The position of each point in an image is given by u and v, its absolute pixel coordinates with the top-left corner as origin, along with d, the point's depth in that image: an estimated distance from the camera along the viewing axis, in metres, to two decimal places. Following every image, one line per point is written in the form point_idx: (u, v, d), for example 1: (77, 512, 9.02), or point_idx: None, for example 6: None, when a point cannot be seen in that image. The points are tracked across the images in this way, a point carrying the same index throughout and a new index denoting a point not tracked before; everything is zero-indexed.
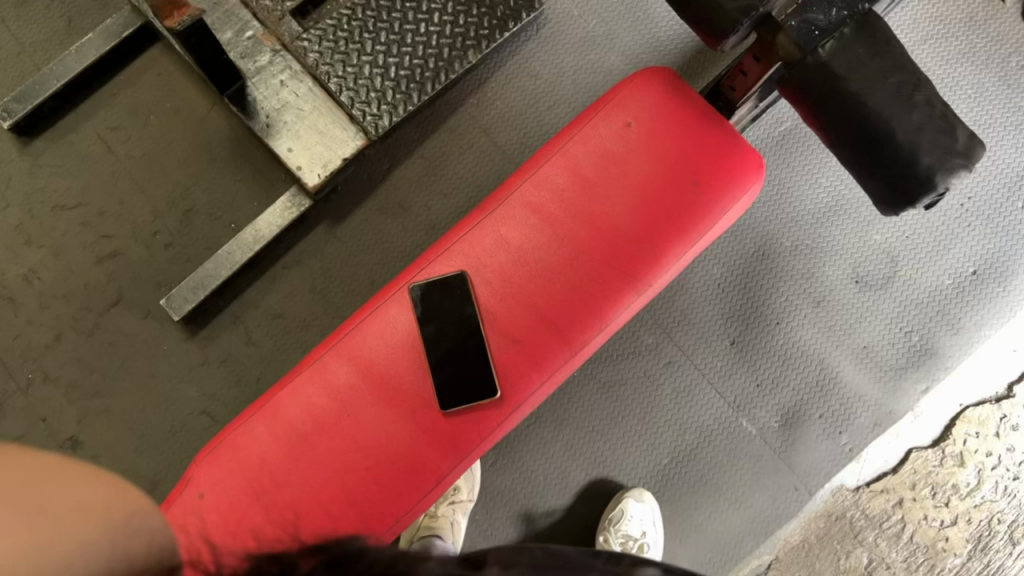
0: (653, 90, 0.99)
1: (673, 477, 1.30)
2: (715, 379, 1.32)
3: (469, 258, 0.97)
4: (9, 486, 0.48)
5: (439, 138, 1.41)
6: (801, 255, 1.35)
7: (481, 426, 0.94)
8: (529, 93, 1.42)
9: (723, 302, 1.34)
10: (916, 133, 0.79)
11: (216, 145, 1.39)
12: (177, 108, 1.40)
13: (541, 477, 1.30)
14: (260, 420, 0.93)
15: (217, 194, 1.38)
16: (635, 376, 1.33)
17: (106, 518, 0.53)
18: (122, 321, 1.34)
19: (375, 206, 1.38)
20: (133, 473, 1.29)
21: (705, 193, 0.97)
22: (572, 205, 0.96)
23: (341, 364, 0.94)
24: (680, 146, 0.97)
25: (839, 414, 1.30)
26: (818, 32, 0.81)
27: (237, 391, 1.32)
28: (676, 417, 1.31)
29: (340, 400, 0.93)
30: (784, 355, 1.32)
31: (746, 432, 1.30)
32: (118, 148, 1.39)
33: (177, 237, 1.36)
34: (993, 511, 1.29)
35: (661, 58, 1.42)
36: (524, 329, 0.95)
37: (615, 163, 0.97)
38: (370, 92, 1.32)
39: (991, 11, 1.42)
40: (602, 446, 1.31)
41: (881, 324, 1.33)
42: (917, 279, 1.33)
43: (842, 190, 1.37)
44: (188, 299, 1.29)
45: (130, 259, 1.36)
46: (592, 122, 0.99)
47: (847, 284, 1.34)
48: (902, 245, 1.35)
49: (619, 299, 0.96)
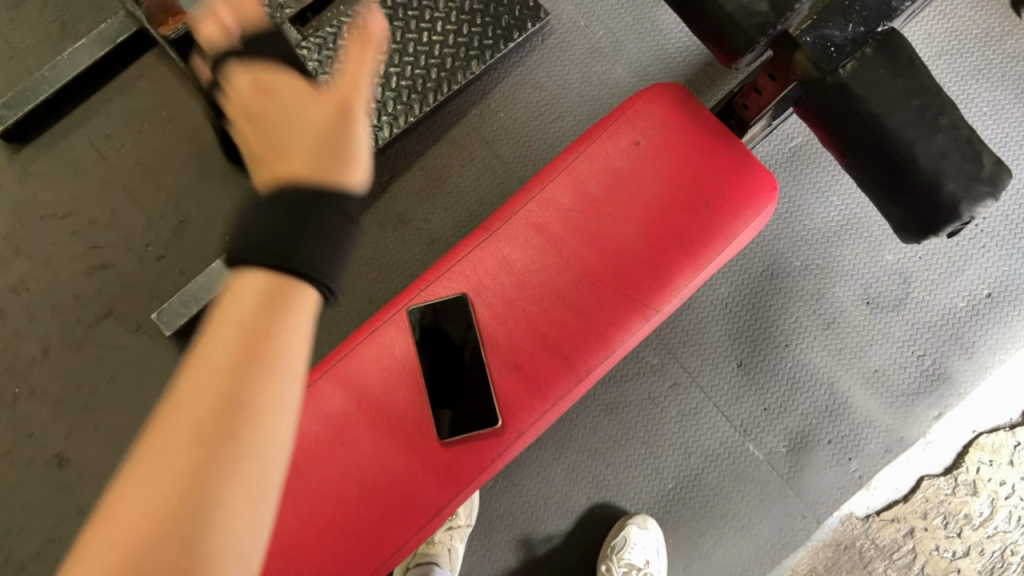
0: (664, 107, 0.96)
1: (676, 502, 1.26)
2: (721, 402, 1.29)
3: (470, 279, 0.94)
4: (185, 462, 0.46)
5: (441, 150, 1.37)
6: (810, 275, 1.31)
7: (481, 457, 0.89)
8: (533, 105, 1.39)
9: (730, 323, 1.31)
10: (939, 159, 0.76)
11: (212, 156, 1.35)
12: (173, 116, 1.36)
13: (541, 501, 1.26)
14: None
15: (212, 205, 1.34)
16: (639, 398, 1.29)
17: (112, 556, 0.43)
18: (113, 335, 1.30)
19: (374, 219, 1.34)
20: None
21: (716, 216, 0.93)
22: (577, 225, 0.93)
23: (335, 390, 0.90)
24: (690, 165, 0.94)
25: (849, 440, 1.26)
26: (832, 48, 0.78)
27: None
28: (681, 441, 1.27)
29: (334, 428, 0.89)
30: (792, 378, 1.29)
31: (753, 457, 1.27)
32: (111, 156, 1.35)
33: (171, 249, 1.33)
34: (1006, 542, 1.26)
35: (669, 71, 1.38)
36: (525, 355, 0.91)
37: (623, 183, 0.94)
38: (371, 102, 1.28)
39: (1008, 27, 1.39)
40: (605, 470, 1.27)
41: (892, 347, 1.29)
42: (929, 301, 1.30)
43: (853, 209, 1.33)
44: (180, 313, 1.25)
45: (121, 270, 1.32)
46: (599, 139, 0.96)
47: (857, 305, 1.30)
48: (914, 266, 1.31)
49: (625, 325, 0.92)
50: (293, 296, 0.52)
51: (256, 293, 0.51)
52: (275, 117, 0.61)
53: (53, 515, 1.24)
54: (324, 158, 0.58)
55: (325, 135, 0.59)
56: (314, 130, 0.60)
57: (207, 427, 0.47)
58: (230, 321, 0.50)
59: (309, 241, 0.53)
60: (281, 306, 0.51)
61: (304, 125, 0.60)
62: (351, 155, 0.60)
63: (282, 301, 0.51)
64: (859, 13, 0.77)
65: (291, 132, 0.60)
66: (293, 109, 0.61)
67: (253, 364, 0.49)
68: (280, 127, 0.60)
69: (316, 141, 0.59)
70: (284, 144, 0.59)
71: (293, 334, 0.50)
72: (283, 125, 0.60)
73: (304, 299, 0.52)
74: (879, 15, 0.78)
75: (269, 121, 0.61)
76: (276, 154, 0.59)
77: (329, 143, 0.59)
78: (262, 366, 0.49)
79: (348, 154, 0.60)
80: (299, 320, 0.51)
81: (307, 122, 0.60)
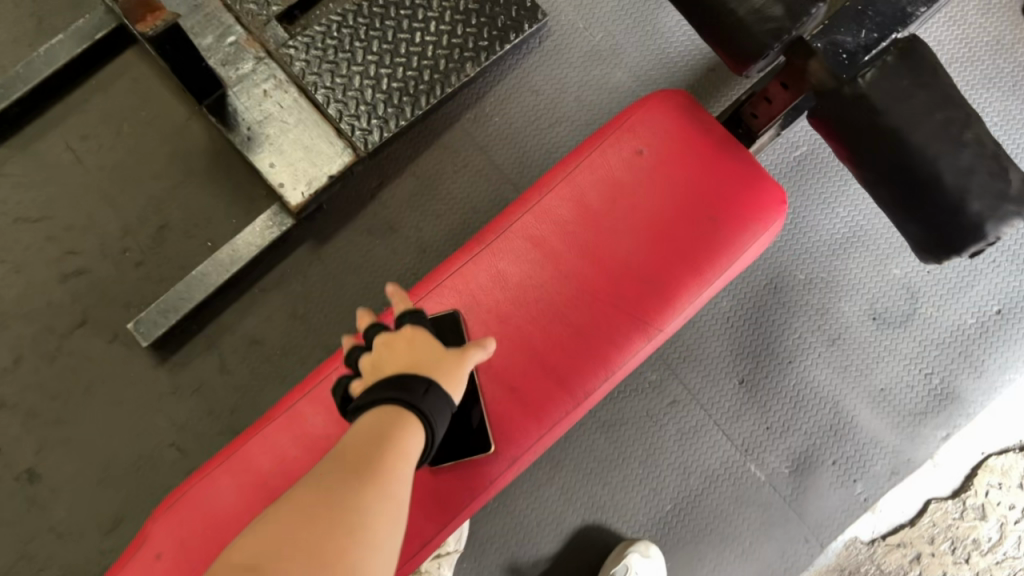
0: (667, 115, 0.91)
1: (674, 525, 1.21)
2: (722, 421, 1.24)
3: (462, 294, 0.88)
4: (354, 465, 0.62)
5: (433, 156, 1.32)
6: (815, 289, 1.27)
7: (472, 484, 0.84)
8: (530, 109, 1.34)
9: (731, 338, 1.26)
10: (965, 175, 0.71)
11: (194, 158, 1.29)
12: (153, 116, 1.31)
13: (534, 523, 1.21)
14: (226, 473, 0.84)
15: (193, 210, 1.28)
16: (636, 416, 1.24)
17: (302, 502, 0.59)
18: (88, 345, 1.24)
19: (363, 225, 1.29)
20: (98, 510, 1.20)
21: (723, 230, 0.88)
22: (576, 239, 0.88)
23: (317, 413, 0.86)
24: (695, 177, 0.89)
25: (854, 461, 1.22)
26: (845, 53, 0.74)
27: (209, 422, 1.23)
28: (680, 460, 1.23)
29: (314, 452, 0.84)
30: (796, 396, 1.24)
31: (754, 478, 1.22)
32: (88, 159, 1.29)
33: (149, 255, 1.27)
34: (1016, 568, 1.21)
35: (671, 76, 1.33)
36: (519, 376, 0.86)
37: (624, 194, 0.89)
38: (360, 104, 1.23)
39: (1019, 35, 1.35)
40: (601, 491, 1.22)
41: (899, 365, 1.24)
42: (938, 318, 1.25)
43: (859, 221, 1.28)
44: (158, 323, 1.20)
45: (97, 277, 1.26)
46: (599, 147, 0.91)
47: (863, 321, 1.26)
48: (922, 281, 1.27)
49: (627, 345, 0.87)
50: (407, 423, 0.64)
51: (385, 411, 0.64)
52: (400, 337, 0.71)
53: (23, 533, 1.18)
54: (434, 367, 0.69)
55: (439, 357, 0.71)
56: (432, 354, 0.70)
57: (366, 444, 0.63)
58: (362, 425, 0.64)
59: (422, 392, 0.65)
60: (403, 424, 0.64)
61: (426, 349, 0.71)
62: (456, 376, 0.70)
63: (400, 422, 0.64)
64: (872, 20, 0.74)
65: (411, 351, 0.70)
66: (419, 338, 0.72)
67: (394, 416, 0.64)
68: (405, 347, 0.71)
69: (427, 362, 0.70)
70: (405, 354, 0.70)
71: (409, 442, 0.63)
72: (404, 345, 0.71)
73: (413, 424, 0.64)
74: (894, 20, 0.74)
75: (392, 339, 0.71)
76: (393, 364, 0.69)
77: (439, 361, 0.70)
78: (388, 446, 0.62)
79: (451, 379, 0.70)
80: (414, 430, 0.64)
81: (428, 349, 0.71)
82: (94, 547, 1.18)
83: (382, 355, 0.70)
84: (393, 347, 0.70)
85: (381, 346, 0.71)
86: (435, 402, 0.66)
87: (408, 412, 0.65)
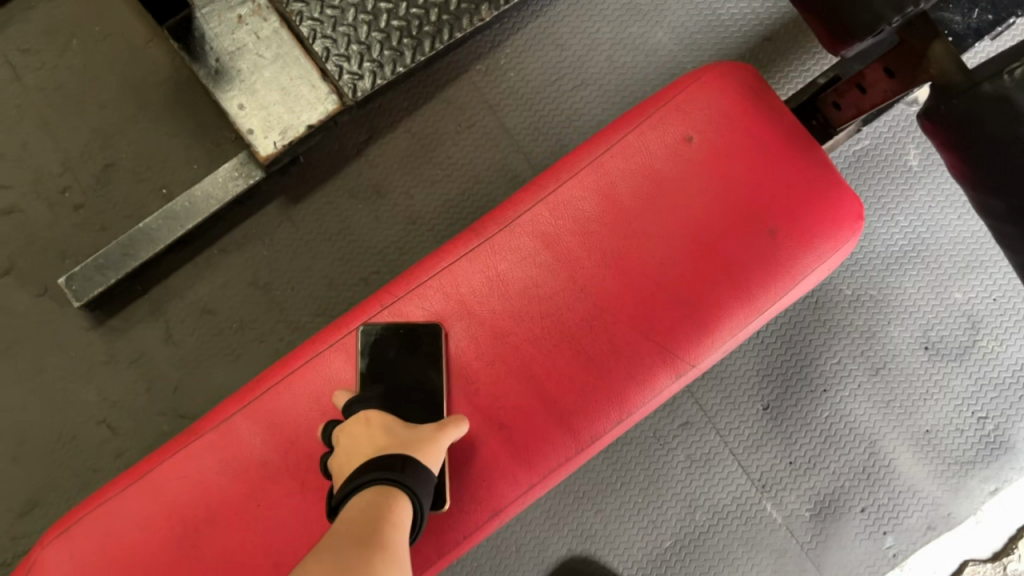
0: (729, 94, 0.73)
1: (674, 565, 1.05)
2: (740, 451, 1.07)
3: (449, 300, 0.70)
4: (353, 535, 0.49)
5: (432, 111, 1.12)
6: (862, 308, 1.09)
7: (443, 540, 0.67)
8: (552, 67, 1.14)
9: (760, 356, 1.08)
10: None
11: (151, 88, 1.10)
12: (108, 35, 1.11)
13: (513, 548, 1.05)
14: (136, 497, 0.68)
15: (147, 149, 1.09)
16: (641, 436, 1.07)
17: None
18: (12, 297, 1.06)
19: (344, 187, 1.10)
20: (11, 491, 1.03)
21: (783, 249, 0.70)
22: (599, 243, 0.71)
23: (254, 431, 0.69)
24: (757, 175, 0.70)
25: (886, 510, 1.06)
26: (950, 34, 0.62)
27: (148, 400, 1.06)
28: (687, 491, 1.06)
29: (249, 483, 0.68)
30: (827, 430, 1.07)
31: (769, 520, 1.06)
32: (27, 77, 1.10)
33: (92, 199, 1.08)
34: None
35: (719, 43, 1.14)
36: (512, 409, 0.69)
37: (663, 191, 0.71)
38: (352, 43, 1.03)
39: None
40: (592, 518, 1.06)
41: (949, 404, 1.08)
42: (1000, 354, 1.08)
43: (923, 235, 1.09)
44: (94, 280, 1.02)
45: (28, 219, 1.08)
46: (637, 127, 0.73)
47: (913, 350, 1.08)
48: (987, 310, 1.09)
49: (650, 382, 0.69)
50: (396, 500, 0.54)
51: (375, 491, 0.54)
52: (360, 422, 0.62)
53: None
54: (405, 442, 0.60)
55: (407, 433, 0.61)
56: (397, 432, 0.61)
57: (368, 515, 0.51)
58: (347, 513, 0.52)
59: (405, 465, 0.56)
60: (398, 504, 0.54)
61: (392, 427, 0.62)
62: (433, 446, 0.60)
63: (388, 499, 0.54)
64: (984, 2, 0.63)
65: (374, 432, 0.61)
66: (381, 420, 0.62)
67: (389, 496, 0.54)
68: (368, 430, 0.61)
69: (395, 442, 0.60)
70: (371, 438, 0.60)
71: (400, 518, 0.52)
72: (366, 427, 0.61)
73: (402, 500, 0.54)
74: None
75: (353, 427, 0.61)
76: (357, 448, 0.59)
77: (409, 436, 0.61)
78: (379, 525, 0.51)
79: (426, 454, 0.59)
80: (404, 507, 0.54)
81: (393, 428, 0.61)
82: (3, 532, 1.03)
83: (342, 445, 0.60)
84: (352, 431, 0.61)
85: (339, 438, 0.61)
86: (420, 473, 0.57)
87: (398, 491, 0.55)
